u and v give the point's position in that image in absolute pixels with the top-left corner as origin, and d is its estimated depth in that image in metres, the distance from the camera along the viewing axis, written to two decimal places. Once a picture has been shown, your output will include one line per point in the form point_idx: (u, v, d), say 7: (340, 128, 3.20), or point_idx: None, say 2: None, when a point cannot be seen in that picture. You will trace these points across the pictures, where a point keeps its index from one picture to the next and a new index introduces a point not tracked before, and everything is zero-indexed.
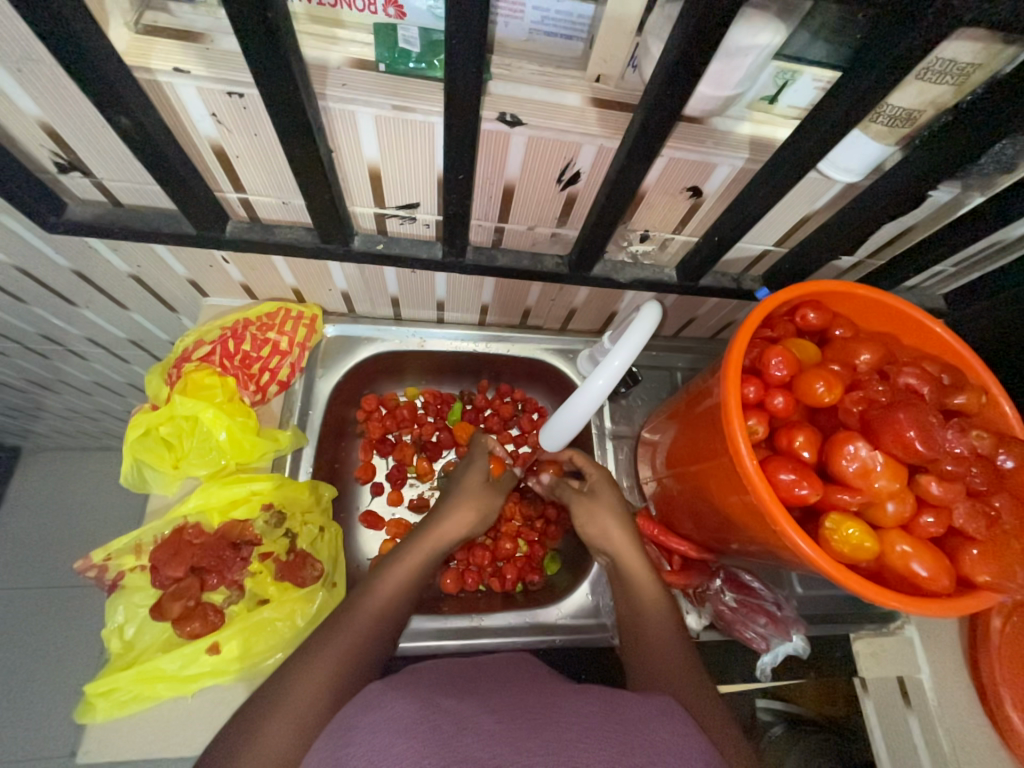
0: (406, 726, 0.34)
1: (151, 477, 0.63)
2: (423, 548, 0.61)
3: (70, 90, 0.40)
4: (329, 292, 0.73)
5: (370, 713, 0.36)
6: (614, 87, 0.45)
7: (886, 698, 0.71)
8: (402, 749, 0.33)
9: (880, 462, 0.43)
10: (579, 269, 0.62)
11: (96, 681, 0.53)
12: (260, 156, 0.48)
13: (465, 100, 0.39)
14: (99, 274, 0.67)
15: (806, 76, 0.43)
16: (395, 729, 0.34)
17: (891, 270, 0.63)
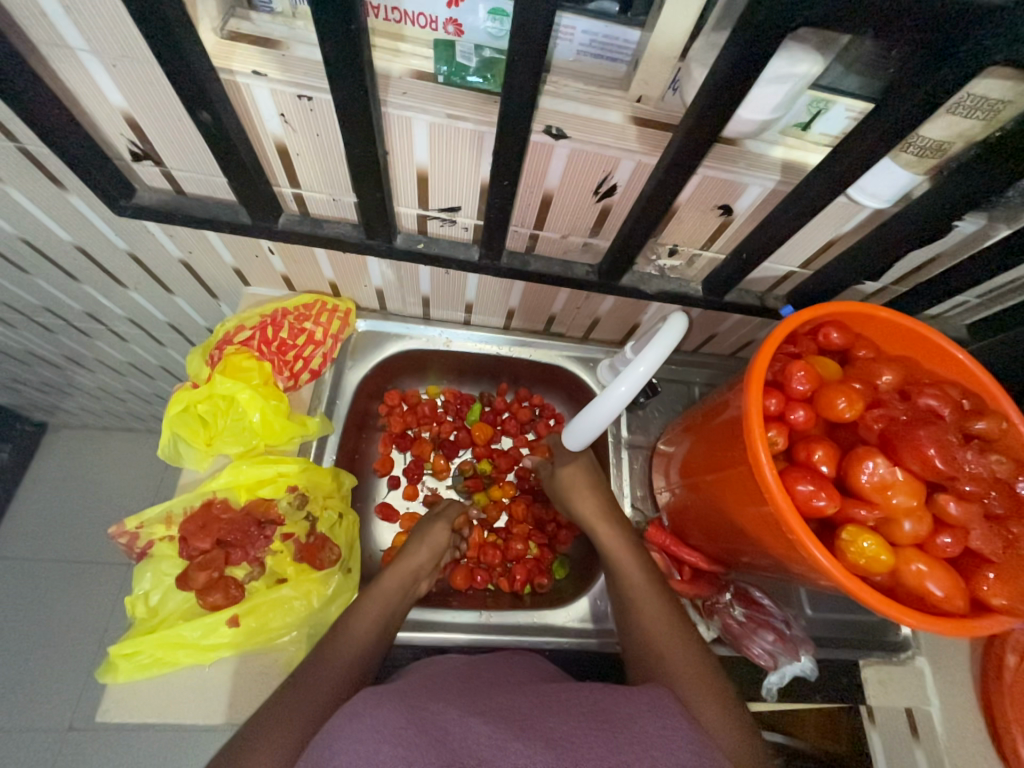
0: (390, 734, 0.36)
1: (185, 452, 0.66)
2: (386, 589, 0.59)
3: (157, 85, 0.44)
4: (364, 288, 0.76)
5: (354, 721, 0.38)
6: (654, 107, 0.48)
7: (894, 730, 0.70)
8: (388, 754, 0.35)
9: (899, 478, 0.44)
10: (608, 278, 0.64)
11: (120, 643, 0.55)
12: (318, 155, 0.52)
13: (517, 111, 0.42)
14: (151, 258, 0.71)
15: (840, 106, 0.45)
16: (381, 736, 0.36)
17: (915, 297, 0.64)
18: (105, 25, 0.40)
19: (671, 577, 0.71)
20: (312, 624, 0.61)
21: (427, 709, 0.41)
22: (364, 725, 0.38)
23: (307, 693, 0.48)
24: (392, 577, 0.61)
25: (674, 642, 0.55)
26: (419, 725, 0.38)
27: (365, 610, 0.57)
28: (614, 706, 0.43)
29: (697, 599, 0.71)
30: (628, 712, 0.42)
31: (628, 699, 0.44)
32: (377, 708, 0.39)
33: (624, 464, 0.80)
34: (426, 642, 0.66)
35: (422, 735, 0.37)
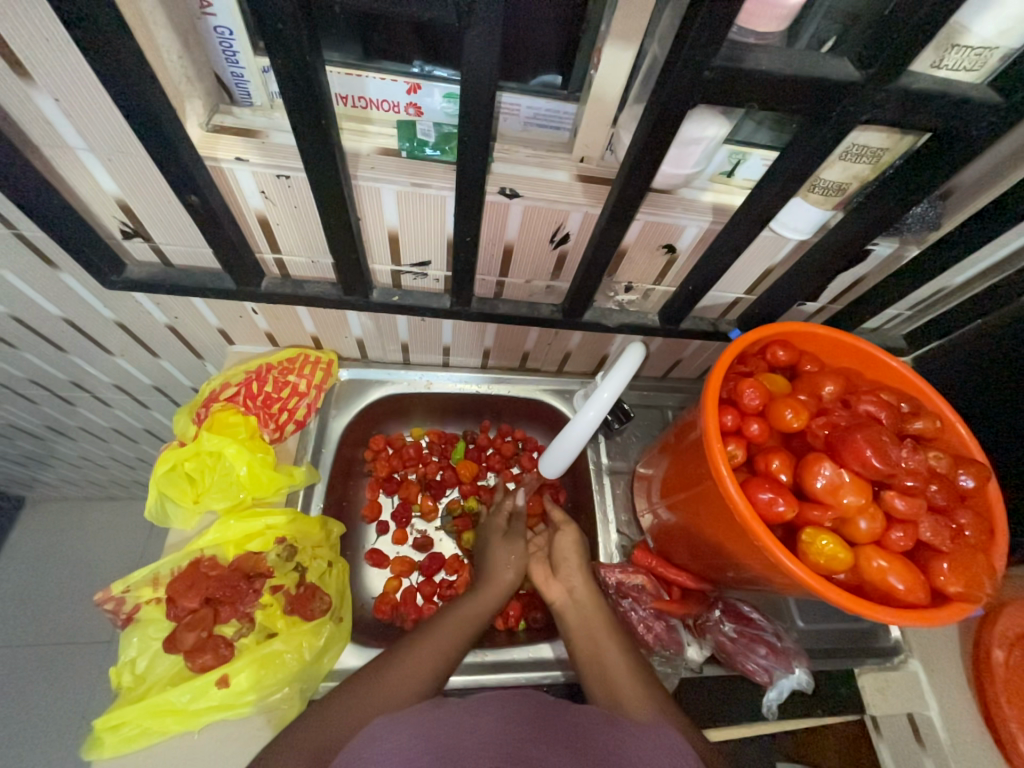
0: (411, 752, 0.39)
1: (172, 511, 0.67)
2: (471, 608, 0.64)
3: (149, 173, 0.49)
4: (345, 339, 0.80)
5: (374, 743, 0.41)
6: (596, 165, 0.55)
7: (900, 738, 0.70)
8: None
9: (846, 480, 0.47)
10: (572, 315, 0.69)
11: (105, 715, 0.54)
12: (298, 224, 0.57)
13: (473, 179, 0.48)
14: (138, 324, 0.74)
15: (754, 156, 0.52)
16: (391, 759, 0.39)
17: (851, 313, 0.71)
18: (103, 129, 0.45)
19: (660, 597, 0.72)
20: (304, 679, 0.60)
21: (441, 722, 0.44)
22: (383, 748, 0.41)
23: (375, 691, 0.53)
24: (484, 596, 0.65)
25: (639, 682, 0.55)
26: (435, 742, 0.41)
27: (446, 629, 0.61)
28: (624, 750, 0.43)
29: (688, 618, 0.71)
30: (638, 757, 0.42)
31: (639, 746, 0.43)
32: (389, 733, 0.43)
33: (607, 491, 0.82)
34: None
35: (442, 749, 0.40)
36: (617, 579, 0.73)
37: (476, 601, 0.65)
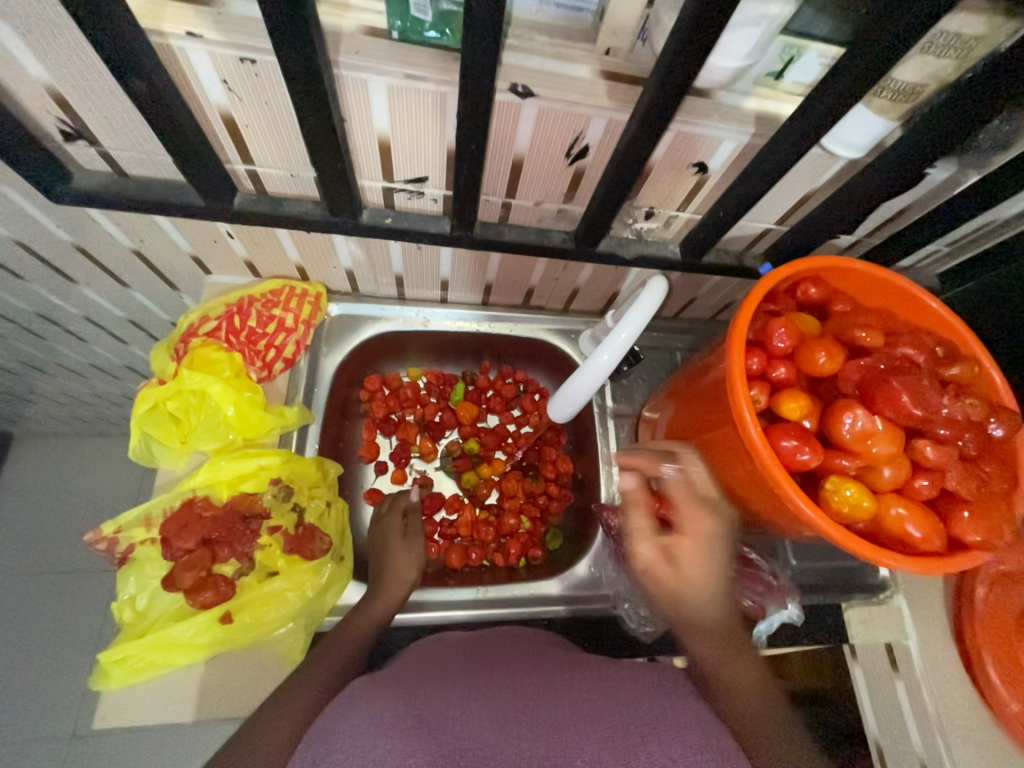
0: (386, 728, 0.40)
1: (158, 452, 0.63)
2: (368, 618, 0.58)
3: (79, 50, 0.40)
4: (333, 271, 0.73)
5: (350, 717, 0.41)
6: (623, 60, 0.46)
7: (874, 665, 0.73)
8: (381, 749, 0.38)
9: (879, 428, 0.45)
10: (586, 244, 0.62)
11: (110, 649, 0.54)
12: (270, 126, 0.48)
13: (480, 67, 0.39)
14: (99, 248, 0.66)
15: (811, 51, 0.43)
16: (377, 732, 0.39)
17: (888, 249, 0.64)
18: None
19: None
20: (308, 614, 0.61)
21: (420, 695, 0.44)
22: (355, 722, 0.40)
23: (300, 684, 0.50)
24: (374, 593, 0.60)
25: (732, 636, 0.49)
26: (416, 715, 0.42)
27: (339, 644, 0.55)
28: (618, 690, 0.46)
29: None
30: (631, 695, 0.45)
31: (633, 683, 0.47)
32: (371, 705, 0.42)
33: (611, 434, 0.80)
34: (424, 622, 0.67)
35: (419, 723, 0.41)
36: (619, 521, 0.72)
37: (370, 611, 0.58)
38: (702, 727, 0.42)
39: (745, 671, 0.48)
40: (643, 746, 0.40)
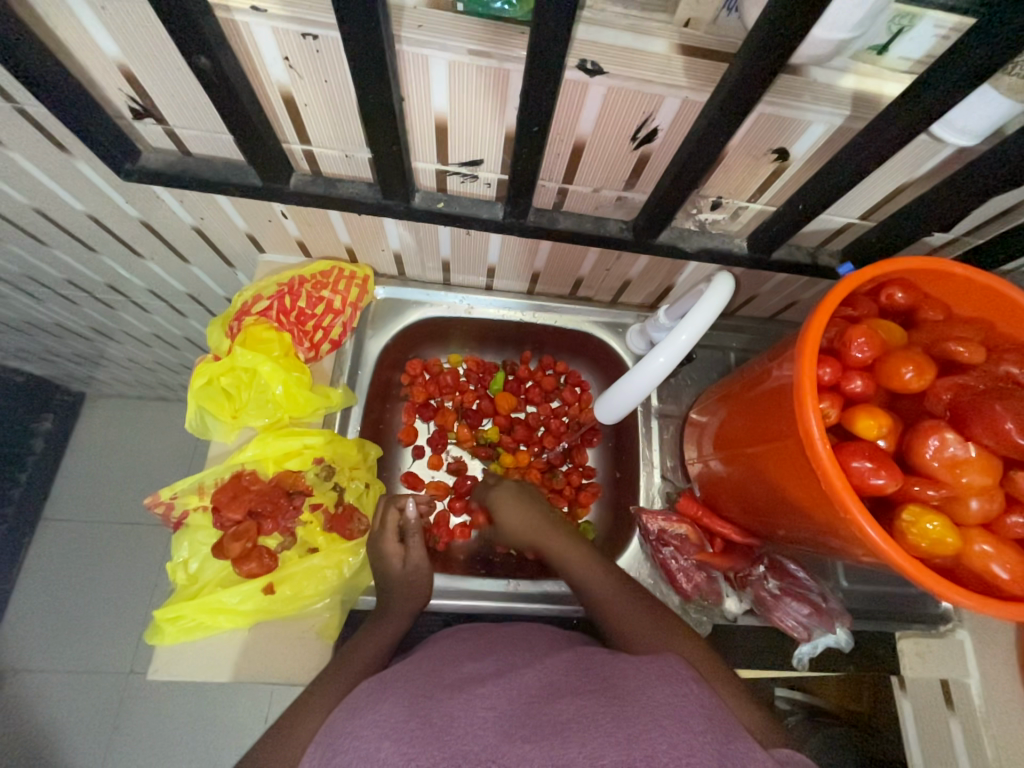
0: (389, 730, 0.38)
1: (211, 425, 0.66)
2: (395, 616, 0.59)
3: (149, 27, 0.40)
4: (381, 253, 0.73)
5: (355, 717, 0.40)
6: (705, 32, 0.41)
7: (929, 701, 0.68)
8: (389, 750, 0.36)
9: (972, 456, 0.41)
10: (645, 235, 0.59)
11: (164, 608, 0.57)
12: (329, 106, 0.47)
13: (549, 40, 0.36)
14: (164, 224, 0.69)
15: (926, 21, 0.37)
16: (382, 733, 0.37)
17: (990, 251, 0.57)
18: None
19: (703, 549, 0.69)
20: (345, 592, 0.63)
21: (432, 698, 0.42)
22: (365, 722, 0.39)
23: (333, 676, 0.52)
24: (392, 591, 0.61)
25: (634, 604, 0.57)
26: (421, 717, 0.39)
27: (371, 631, 0.57)
28: (623, 680, 0.41)
29: (729, 572, 0.69)
30: (636, 684, 0.40)
31: (637, 671, 0.42)
32: (378, 704, 0.41)
33: (654, 434, 0.77)
34: (455, 609, 0.67)
35: (424, 725, 0.38)
36: (658, 527, 0.69)
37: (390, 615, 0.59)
38: (708, 716, 0.37)
39: (665, 628, 0.54)
40: (645, 739, 0.35)
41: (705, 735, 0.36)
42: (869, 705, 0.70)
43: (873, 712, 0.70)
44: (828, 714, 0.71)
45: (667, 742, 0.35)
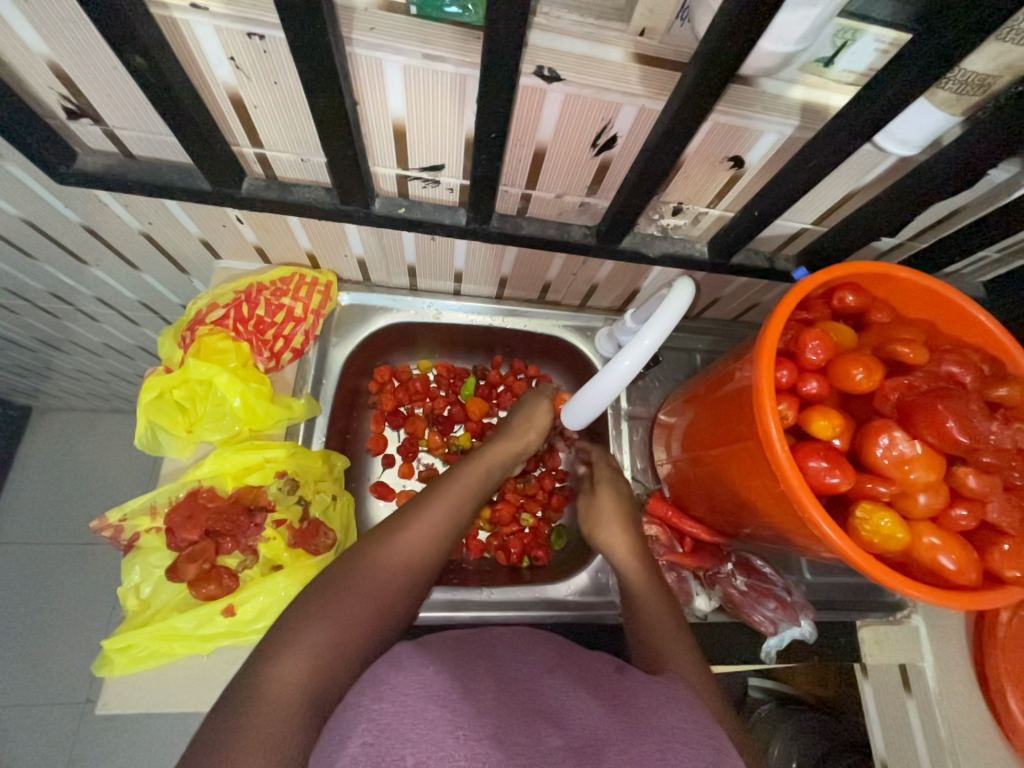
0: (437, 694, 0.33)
1: (165, 440, 0.63)
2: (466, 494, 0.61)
3: (78, 21, 0.37)
4: (344, 259, 0.71)
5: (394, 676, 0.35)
6: (659, 42, 0.41)
7: (886, 684, 0.70)
8: (435, 715, 0.32)
9: (917, 453, 0.42)
10: (607, 241, 0.59)
11: (113, 637, 0.54)
12: (281, 108, 0.45)
13: (503, 45, 0.35)
14: (110, 230, 0.65)
15: (869, 36, 0.39)
16: (427, 695, 0.33)
17: (933, 255, 0.60)
18: None
19: (673, 549, 0.70)
20: None
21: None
22: (405, 681, 0.34)
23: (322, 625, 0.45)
24: (435, 510, 0.57)
25: (678, 636, 0.52)
26: (463, 690, 0.34)
27: (418, 536, 0.55)
28: (635, 698, 0.38)
29: (698, 571, 0.70)
30: (647, 703, 0.37)
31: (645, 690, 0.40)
32: (420, 666, 0.36)
33: (624, 436, 0.78)
34: (425, 622, 0.65)
35: (465, 699, 0.33)
36: None
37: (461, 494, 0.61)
38: (715, 743, 0.35)
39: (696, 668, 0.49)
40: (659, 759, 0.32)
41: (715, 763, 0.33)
42: (834, 690, 0.76)
43: (838, 695, 0.75)
44: (800, 701, 0.77)
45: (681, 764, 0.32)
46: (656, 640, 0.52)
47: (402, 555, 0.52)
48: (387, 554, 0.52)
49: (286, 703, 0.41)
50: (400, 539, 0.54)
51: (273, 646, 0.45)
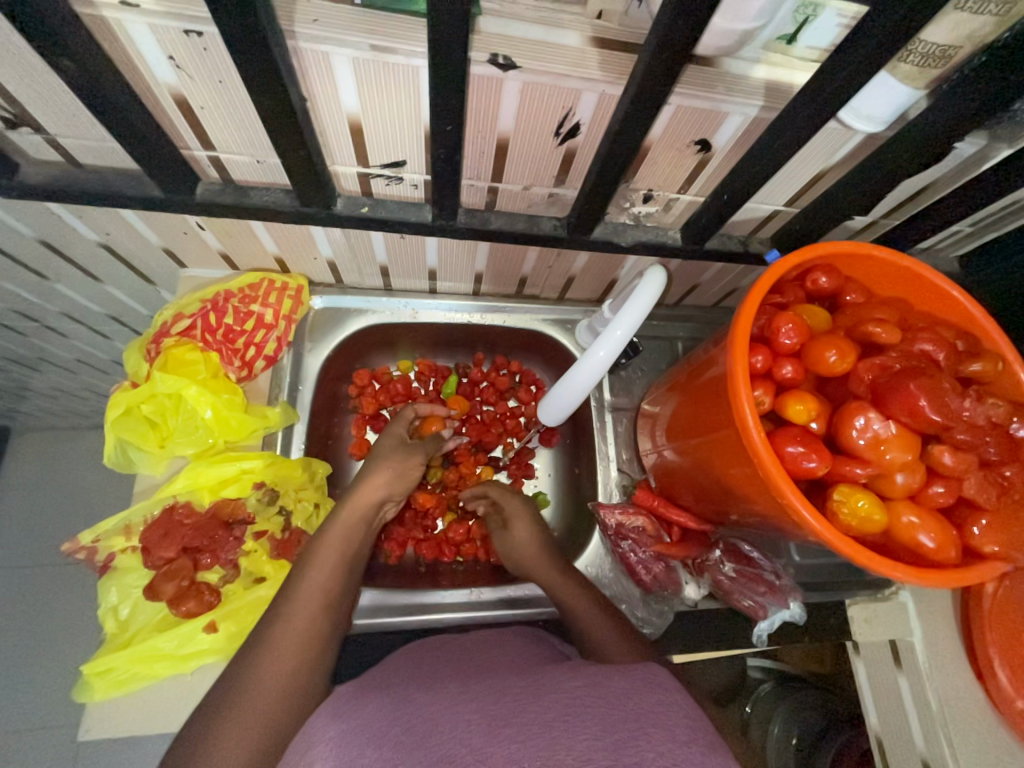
0: (374, 737, 0.34)
1: (137, 457, 0.61)
2: (349, 517, 0.59)
3: (1, 26, 0.36)
4: (314, 262, 0.69)
5: (340, 723, 0.37)
6: (617, 24, 0.40)
7: (877, 661, 0.71)
8: (372, 756, 0.33)
9: (892, 433, 0.42)
10: (578, 232, 0.58)
11: (92, 662, 0.53)
12: (229, 108, 0.44)
13: (449, 33, 0.34)
14: (67, 243, 0.63)
15: (830, 10, 0.38)
16: (364, 740, 0.34)
17: (906, 231, 0.59)
18: None
19: (661, 539, 0.70)
20: None
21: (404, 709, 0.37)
22: (344, 726, 0.37)
23: (271, 646, 0.46)
24: (328, 537, 0.57)
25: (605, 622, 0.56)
26: (407, 722, 0.35)
27: (319, 560, 0.54)
28: (611, 683, 0.38)
29: (687, 559, 0.70)
30: (622, 689, 0.37)
31: (622, 676, 0.39)
32: (360, 708, 0.38)
33: (608, 428, 0.77)
34: (416, 625, 0.65)
35: (407, 729, 0.35)
36: (616, 520, 0.70)
37: (344, 521, 0.58)
38: (693, 723, 0.35)
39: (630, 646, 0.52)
40: (631, 744, 0.33)
41: (692, 745, 0.33)
42: (832, 668, 0.76)
43: (836, 674, 0.75)
44: (796, 679, 0.77)
45: (654, 749, 0.32)
46: (588, 633, 0.55)
47: (328, 569, 0.53)
48: (302, 587, 0.51)
49: (261, 723, 0.41)
50: (325, 551, 0.55)
51: (215, 710, 0.43)
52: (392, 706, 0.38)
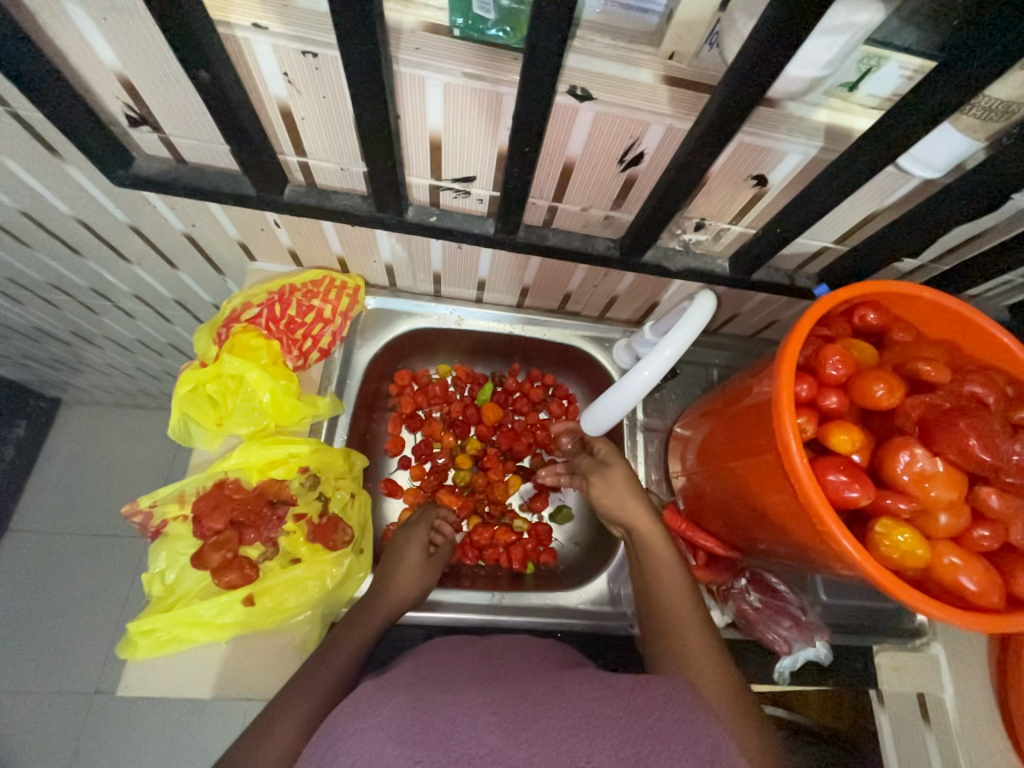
0: (397, 733, 0.33)
1: (196, 432, 0.65)
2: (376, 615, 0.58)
3: (148, 38, 0.41)
4: (373, 264, 0.74)
5: (359, 719, 0.35)
6: (688, 65, 0.43)
7: (904, 716, 0.68)
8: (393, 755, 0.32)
9: (938, 471, 0.43)
10: (631, 253, 0.61)
11: (138, 620, 0.56)
12: (326, 119, 0.48)
13: (540, 65, 0.37)
14: (154, 230, 0.69)
15: (893, 63, 0.40)
16: (384, 735, 0.33)
17: (956, 276, 0.60)
18: None
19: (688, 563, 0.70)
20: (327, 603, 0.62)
21: (434, 698, 0.38)
22: (367, 722, 0.35)
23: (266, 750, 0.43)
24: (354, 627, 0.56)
25: (699, 632, 0.52)
26: (424, 720, 0.35)
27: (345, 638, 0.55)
28: (628, 693, 0.38)
29: (712, 585, 0.70)
30: (642, 701, 0.37)
31: (642, 687, 0.39)
32: (379, 706, 0.36)
33: (639, 447, 0.78)
34: (438, 623, 0.66)
35: (428, 729, 0.34)
36: None
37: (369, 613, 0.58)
38: (713, 741, 0.35)
39: (703, 662, 0.49)
40: (660, 755, 0.33)
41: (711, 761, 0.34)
42: (850, 721, 0.69)
43: (854, 726, 0.69)
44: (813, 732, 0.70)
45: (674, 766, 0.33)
46: (670, 635, 0.52)
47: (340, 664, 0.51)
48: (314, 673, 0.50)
49: None
50: (337, 649, 0.53)
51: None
52: (413, 706, 0.36)
